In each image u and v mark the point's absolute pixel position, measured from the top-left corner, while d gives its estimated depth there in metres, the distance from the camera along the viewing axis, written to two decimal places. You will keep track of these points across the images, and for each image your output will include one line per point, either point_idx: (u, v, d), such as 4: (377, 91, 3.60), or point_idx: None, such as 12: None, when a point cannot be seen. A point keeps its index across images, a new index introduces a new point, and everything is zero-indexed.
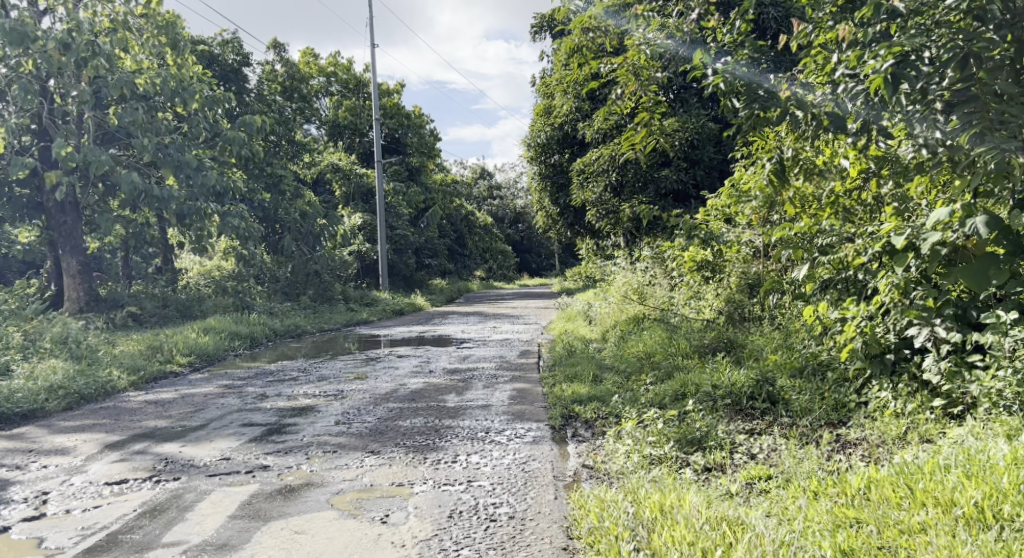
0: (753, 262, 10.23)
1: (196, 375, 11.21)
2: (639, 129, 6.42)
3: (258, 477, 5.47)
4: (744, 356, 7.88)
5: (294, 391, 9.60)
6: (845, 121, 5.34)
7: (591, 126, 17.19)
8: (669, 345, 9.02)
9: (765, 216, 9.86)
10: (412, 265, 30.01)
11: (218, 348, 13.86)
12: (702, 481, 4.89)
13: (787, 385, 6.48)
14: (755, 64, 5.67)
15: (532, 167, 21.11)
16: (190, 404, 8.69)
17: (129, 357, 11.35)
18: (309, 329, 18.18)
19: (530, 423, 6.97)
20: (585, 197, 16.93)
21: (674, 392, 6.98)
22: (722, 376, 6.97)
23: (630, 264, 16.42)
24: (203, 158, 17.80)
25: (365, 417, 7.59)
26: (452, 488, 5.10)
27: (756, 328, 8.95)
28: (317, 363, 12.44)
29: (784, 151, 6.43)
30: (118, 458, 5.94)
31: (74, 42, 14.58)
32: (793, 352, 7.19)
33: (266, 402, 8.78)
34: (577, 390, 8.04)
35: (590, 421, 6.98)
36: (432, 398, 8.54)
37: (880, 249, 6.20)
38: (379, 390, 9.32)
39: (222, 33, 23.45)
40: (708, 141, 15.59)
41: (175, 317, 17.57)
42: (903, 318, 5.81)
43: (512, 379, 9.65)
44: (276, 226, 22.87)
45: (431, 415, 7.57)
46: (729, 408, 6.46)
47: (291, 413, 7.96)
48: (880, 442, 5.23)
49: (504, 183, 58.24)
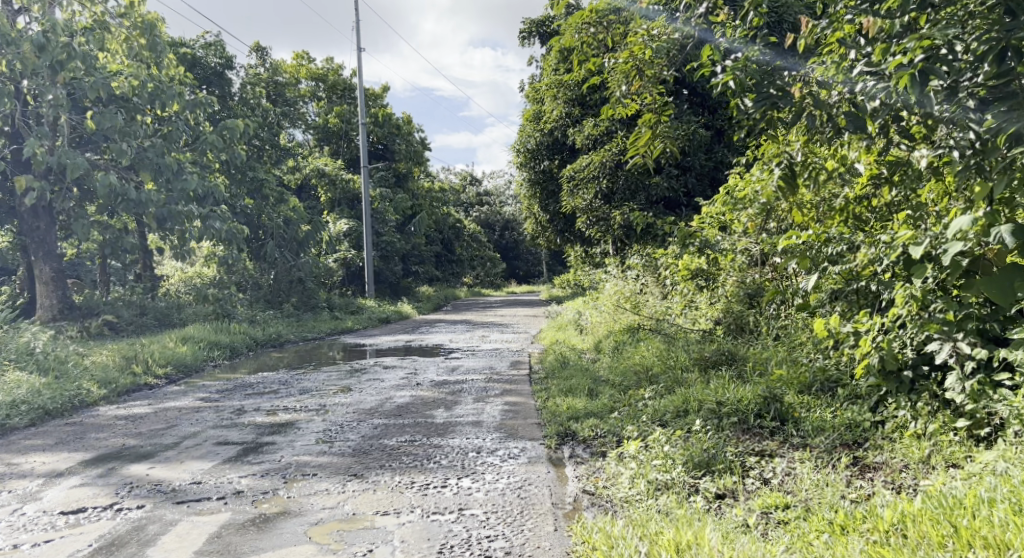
0: (751, 271, 9.92)
1: (170, 388, 10.77)
2: (647, 133, 6.02)
3: (230, 504, 5.05)
4: (747, 370, 7.52)
5: (274, 404, 9.16)
6: (864, 121, 5.00)
7: (582, 132, 16.84)
8: (667, 357, 8.66)
9: (762, 223, 9.56)
10: (399, 273, 29.79)
11: (195, 358, 13.42)
12: (713, 511, 4.54)
13: (796, 402, 6.12)
14: (766, 60, 5.30)
15: (521, 173, 20.75)
16: (162, 420, 8.24)
17: (99, 368, 10.89)
18: (292, 338, 17.75)
19: (524, 442, 6.58)
20: (575, 204, 16.57)
21: (675, 409, 6.63)
22: (727, 391, 6.60)
23: (620, 272, 16.08)
24: (183, 162, 17.35)
25: (349, 434, 7.18)
26: (442, 518, 4.69)
27: (758, 340, 8.59)
28: (299, 374, 12.01)
29: (793, 155, 6.09)
30: (79, 483, 5.51)
31: (48, 43, 14.16)
32: (799, 365, 6.84)
33: (244, 417, 8.35)
34: (572, 404, 7.66)
35: (586, 439, 6.60)
36: (419, 413, 8.13)
37: (896, 259, 5.86)
38: (364, 403, 8.89)
39: (205, 36, 23.00)
40: (700, 148, 15.28)
41: (152, 326, 17.09)
42: (922, 332, 5.45)
43: (503, 392, 9.26)
44: (259, 232, 22.39)
45: (419, 432, 7.16)
46: (735, 427, 6.09)
47: (271, 430, 7.54)
48: (903, 466, 4.87)
49: (493, 189, 57.85)
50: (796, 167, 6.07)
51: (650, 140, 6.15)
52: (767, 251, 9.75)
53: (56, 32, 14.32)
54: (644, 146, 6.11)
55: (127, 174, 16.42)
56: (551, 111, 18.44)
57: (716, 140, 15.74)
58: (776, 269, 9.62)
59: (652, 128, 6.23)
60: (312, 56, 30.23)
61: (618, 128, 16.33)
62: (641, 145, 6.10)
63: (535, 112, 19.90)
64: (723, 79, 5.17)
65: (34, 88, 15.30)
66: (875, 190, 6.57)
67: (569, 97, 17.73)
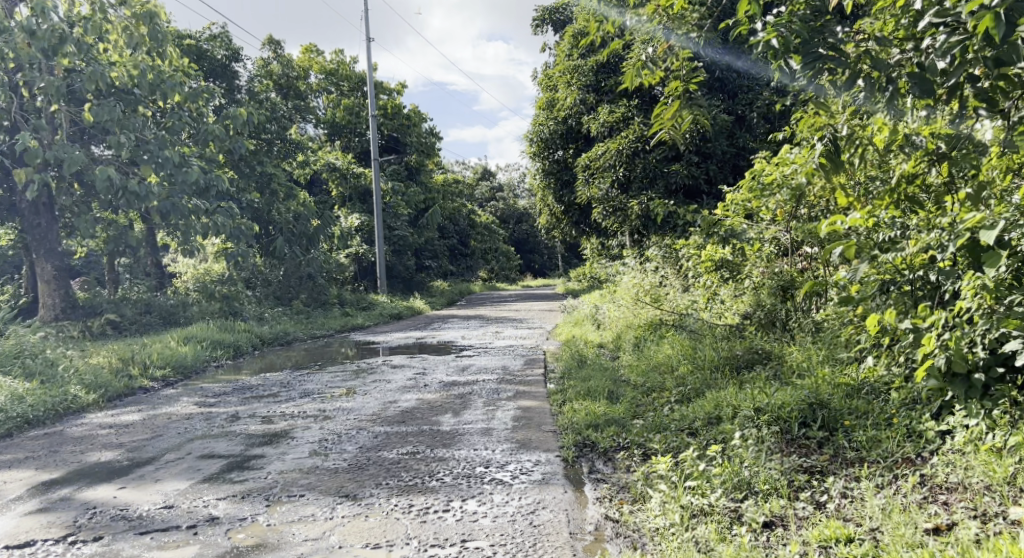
0: (780, 261, 9.24)
1: (167, 391, 10.17)
2: (674, 104, 5.45)
3: (199, 535, 4.45)
4: (783, 370, 6.84)
5: (271, 410, 8.52)
6: (933, 84, 4.27)
7: (598, 118, 16.12)
8: (694, 356, 7.97)
9: (791, 209, 8.90)
10: (411, 267, 29.19)
11: (196, 358, 12.80)
12: (762, 547, 3.92)
13: (846, 410, 5.43)
14: (814, 15, 4.55)
15: (535, 163, 20.01)
16: (147, 429, 7.61)
17: (91, 372, 10.27)
18: (300, 335, 17.16)
19: (537, 455, 5.92)
20: (592, 194, 15.77)
21: (706, 417, 6.02)
22: (765, 396, 5.92)
23: (640, 264, 15.31)
24: (186, 155, 16.71)
25: (346, 445, 6.53)
26: (441, 554, 4.12)
27: (794, 337, 7.89)
28: (302, 375, 11.39)
29: (840, 129, 5.37)
30: (35, 510, 4.90)
31: (40, 31, 13.49)
32: (844, 368, 6.14)
33: (236, 425, 7.72)
34: (591, 410, 7.01)
35: (608, 452, 5.92)
36: (424, 419, 7.49)
37: (962, 244, 5.13)
38: (366, 409, 8.24)
39: (211, 28, 22.41)
40: (721, 133, 14.52)
41: (156, 325, 16.50)
42: (995, 329, 4.73)
43: (516, 395, 8.59)
44: (268, 227, 21.83)
45: (423, 442, 6.50)
46: (779, 438, 5.37)
47: (261, 441, 6.89)
48: (985, 488, 4.14)
49: (506, 182, 57.26)
50: (841, 143, 5.37)
51: (678, 111, 5.57)
52: (798, 239, 9.09)
53: (49, 20, 13.64)
54: (670, 118, 5.54)
55: (128, 167, 15.80)
56: (566, 98, 17.72)
57: (738, 125, 15.02)
58: (812, 257, 8.92)
59: (680, 97, 5.64)
60: (321, 49, 29.66)
61: (637, 114, 15.59)
62: (667, 117, 5.54)
63: (548, 100, 19.16)
64: (763, 38, 4.46)
65: (29, 79, 14.70)
66: (929, 168, 5.86)
67: (584, 83, 16.99)
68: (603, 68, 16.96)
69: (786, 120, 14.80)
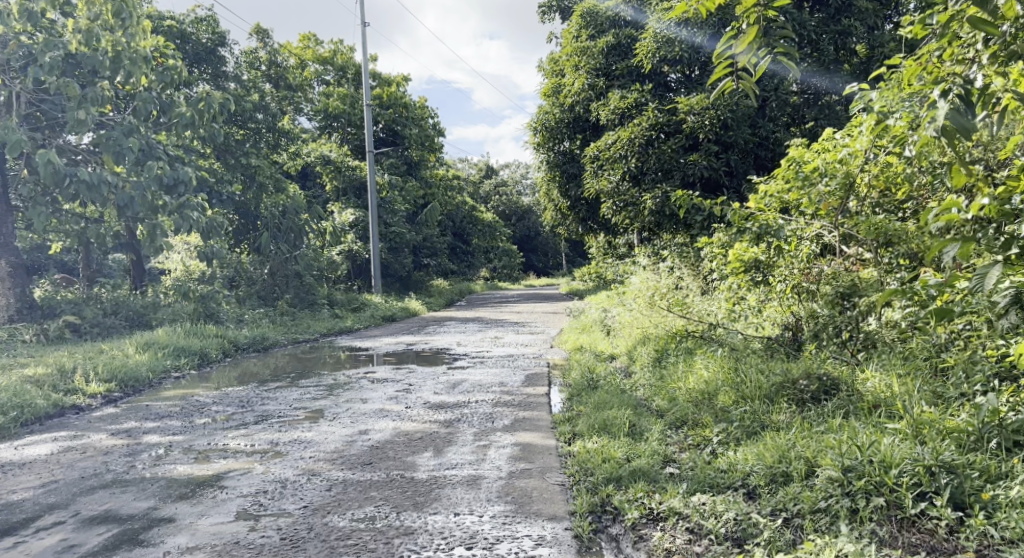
0: (823, 262, 7.61)
1: (103, 412, 8.56)
2: (751, 29, 3.72)
3: None
4: (857, 406, 5.30)
5: (215, 443, 6.88)
6: None
7: (607, 105, 14.39)
8: (735, 380, 6.37)
9: (840, 200, 7.35)
10: (409, 265, 27.42)
11: (152, 368, 11.16)
12: None
13: (981, 479, 3.94)
14: None
15: (539, 153, 18.34)
16: (43, 473, 5.98)
17: (16, 389, 8.67)
18: (281, 341, 15.44)
19: (537, 525, 4.37)
20: (600, 187, 14.02)
21: (770, 476, 4.46)
22: (855, 448, 4.34)
23: (654, 265, 13.62)
24: (158, 144, 14.83)
25: (287, 504, 4.93)
26: None
27: (867, 361, 6.33)
28: (268, 391, 9.73)
29: (978, 79, 3.77)
30: None
31: None
32: (957, 413, 4.59)
33: (161, 465, 6.09)
34: (610, 453, 5.42)
35: (637, 526, 4.32)
36: (396, 461, 5.87)
37: None
38: (327, 442, 6.61)
39: (195, 9, 20.76)
40: (744, 119, 12.70)
41: (121, 327, 14.78)
42: None
43: (514, 424, 6.93)
44: (255, 223, 20.13)
45: (392, 498, 4.93)
46: (886, 519, 3.89)
47: (182, 493, 5.28)
48: None
49: (509, 177, 55.54)
50: (976, 103, 3.76)
51: (756, 41, 3.83)
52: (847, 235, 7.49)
53: None
54: (748, 48, 3.78)
55: (93, 157, 14.01)
56: (573, 84, 16.03)
57: (760, 113, 13.33)
58: (865, 257, 7.27)
59: (757, 22, 3.90)
60: (319, 38, 28.12)
61: (651, 99, 13.86)
62: (741, 48, 3.78)
63: (553, 86, 17.54)
64: None
65: None
66: None
67: (593, 66, 15.28)
68: (613, 50, 15.23)
69: (816, 107, 13.16)
